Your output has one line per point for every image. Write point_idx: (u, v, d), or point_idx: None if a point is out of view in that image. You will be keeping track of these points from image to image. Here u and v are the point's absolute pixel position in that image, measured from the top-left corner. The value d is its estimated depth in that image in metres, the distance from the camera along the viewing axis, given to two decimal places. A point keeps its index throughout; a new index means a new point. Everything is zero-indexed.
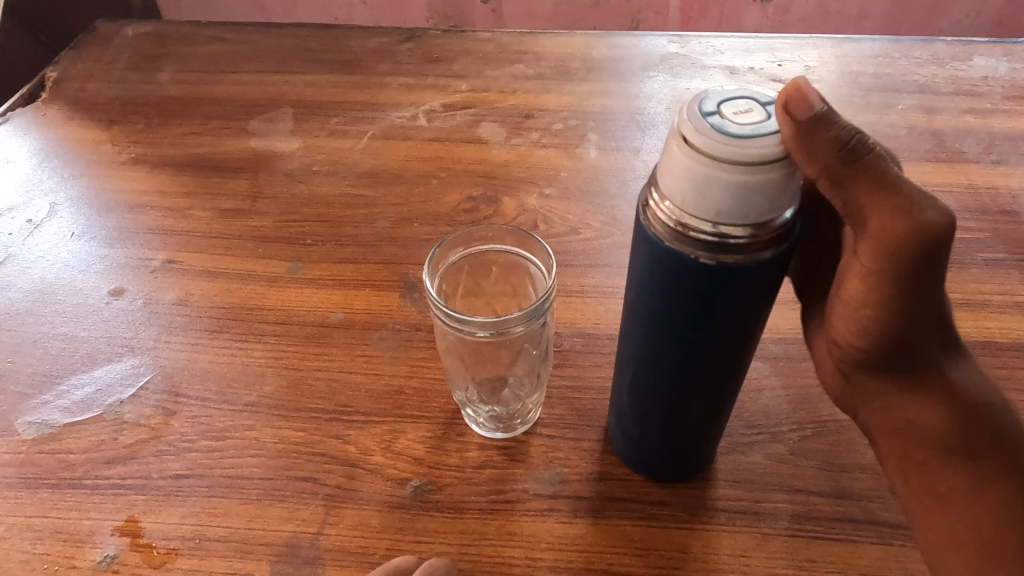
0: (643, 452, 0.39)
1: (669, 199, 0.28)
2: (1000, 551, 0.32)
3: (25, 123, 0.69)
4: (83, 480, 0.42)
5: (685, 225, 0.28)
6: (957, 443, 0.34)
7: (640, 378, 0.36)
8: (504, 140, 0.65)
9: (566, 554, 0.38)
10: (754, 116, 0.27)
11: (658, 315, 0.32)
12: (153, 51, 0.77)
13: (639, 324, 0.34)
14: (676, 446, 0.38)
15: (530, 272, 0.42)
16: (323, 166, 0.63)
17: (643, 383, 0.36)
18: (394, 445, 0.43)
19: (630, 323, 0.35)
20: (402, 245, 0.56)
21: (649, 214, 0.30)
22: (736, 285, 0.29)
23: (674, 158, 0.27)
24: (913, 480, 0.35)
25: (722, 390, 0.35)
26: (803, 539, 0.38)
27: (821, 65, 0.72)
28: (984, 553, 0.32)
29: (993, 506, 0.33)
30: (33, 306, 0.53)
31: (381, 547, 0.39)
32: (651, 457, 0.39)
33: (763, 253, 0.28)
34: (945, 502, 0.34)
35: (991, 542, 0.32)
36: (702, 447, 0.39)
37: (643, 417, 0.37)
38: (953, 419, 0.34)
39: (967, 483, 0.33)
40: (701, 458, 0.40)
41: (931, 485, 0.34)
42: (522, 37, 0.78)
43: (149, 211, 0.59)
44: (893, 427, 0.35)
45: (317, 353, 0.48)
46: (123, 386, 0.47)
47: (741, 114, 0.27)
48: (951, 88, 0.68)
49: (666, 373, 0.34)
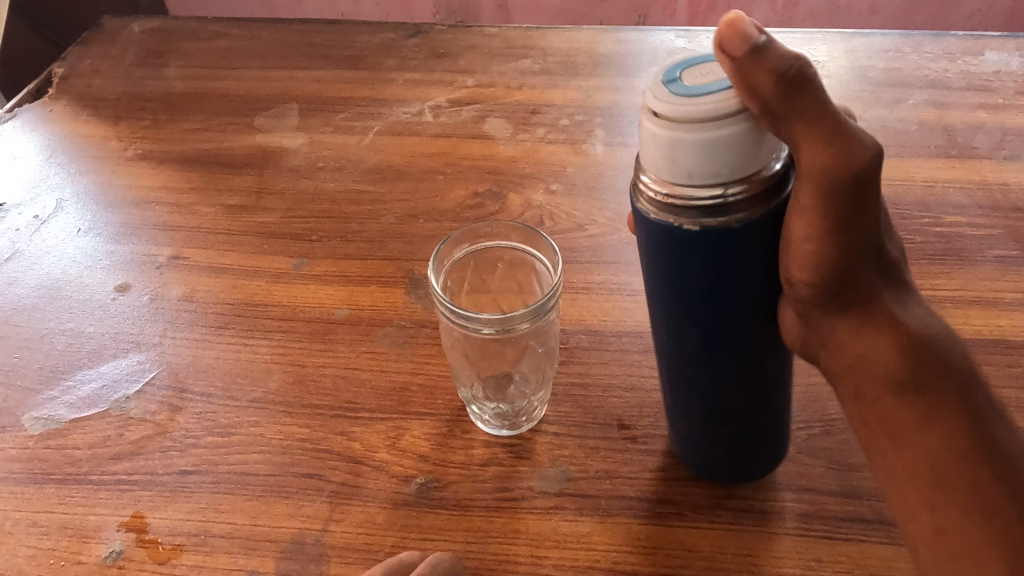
0: (698, 451, 0.39)
1: (647, 171, 0.29)
2: (950, 502, 0.29)
3: (33, 119, 0.69)
4: (89, 476, 0.42)
5: (678, 197, 0.28)
6: (907, 379, 0.30)
7: (679, 375, 0.36)
8: (510, 136, 0.65)
9: (572, 552, 0.38)
10: (715, 78, 0.28)
11: (678, 306, 0.32)
12: (159, 47, 0.77)
13: (662, 323, 0.34)
14: (734, 442, 0.37)
15: (536, 268, 0.41)
16: (328, 162, 0.63)
17: (689, 383, 0.36)
18: (400, 442, 0.43)
19: (656, 329, 0.35)
20: (407, 241, 0.56)
21: (639, 196, 0.30)
22: (739, 245, 0.29)
23: (642, 130, 0.28)
24: (868, 417, 0.32)
25: (761, 370, 0.34)
26: (811, 538, 0.38)
27: (831, 60, 0.72)
28: (936, 490, 0.29)
29: (947, 442, 0.30)
30: (40, 301, 0.53)
31: (386, 545, 0.39)
32: (709, 455, 0.38)
33: (749, 211, 0.29)
34: (898, 442, 0.31)
35: (942, 488, 0.29)
36: (762, 443, 0.38)
37: (693, 412, 0.37)
38: (904, 357, 0.30)
39: (917, 419, 0.30)
40: (762, 458, 0.38)
41: (885, 421, 0.31)
42: (529, 32, 0.77)
43: (155, 207, 0.59)
44: (845, 365, 0.32)
45: (322, 349, 0.48)
46: (129, 382, 0.47)
47: (700, 79, 0.28)
48: (963, 83, 0.67)
49: (703, 367, 0.34)
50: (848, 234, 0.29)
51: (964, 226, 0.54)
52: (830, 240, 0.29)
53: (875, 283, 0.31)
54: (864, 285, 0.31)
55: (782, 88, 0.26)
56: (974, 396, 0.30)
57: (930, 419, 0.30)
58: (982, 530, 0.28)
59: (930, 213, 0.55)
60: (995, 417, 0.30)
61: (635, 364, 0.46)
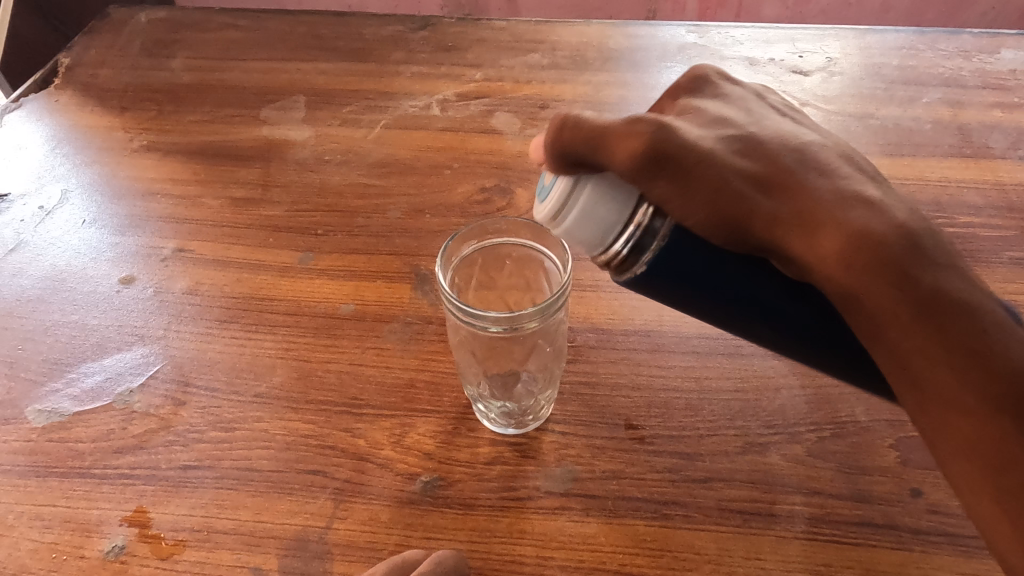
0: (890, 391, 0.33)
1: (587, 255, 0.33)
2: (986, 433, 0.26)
3: (38, 109, 0.68)
4: (92, 469, 0.42)
5: (620, 256, 0.32)
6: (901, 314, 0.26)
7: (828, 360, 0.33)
8: (518, 131, 0.64)
9: (577, 553, 0.37)
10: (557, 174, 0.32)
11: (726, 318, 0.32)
12: (165, 37, 0.77)
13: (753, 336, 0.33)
14: None
15: (545, 266, 0.41)
16: (334, 155, 0.62)
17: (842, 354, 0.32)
18: (404, 440, 0.43)
19: (758, 343, 0.34)
20: (413, 236, 0.55)
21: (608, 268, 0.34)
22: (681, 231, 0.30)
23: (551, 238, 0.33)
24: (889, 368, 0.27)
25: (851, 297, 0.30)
26: (820, 542, 0.37)
27: (844, 57, 0.71)
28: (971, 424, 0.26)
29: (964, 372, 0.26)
30: (44, 293, 0.52)
31: (390, 543, 0.38)
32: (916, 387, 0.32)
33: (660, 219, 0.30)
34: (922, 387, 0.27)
35: (975, 420, 0.26)
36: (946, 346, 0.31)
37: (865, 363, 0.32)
38: (875, 275, 0.26)
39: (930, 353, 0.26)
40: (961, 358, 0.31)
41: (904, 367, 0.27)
42: (538, 26, 0.77)
43: (160, 199, 0.59)
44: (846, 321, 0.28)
45: (327, 345, 0.48)
46: (133, 375, 0.47)
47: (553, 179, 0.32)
48: (977, 81, 0.66)
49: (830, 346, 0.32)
50: (753, 168, 0.28)
51: (978, 227, 0.53)
52: (744, 183, 0.28)
53: (798, 193, 0.28)
54: (795, 210, 0.28)
55: (571, 162, 0.30)
56: (952, 279, 0.27)
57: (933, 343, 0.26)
58: (1019, 460, 0.26)
59: (944, 213, 0.54)
60: (982, 293, 0.27)
61: (643, 364, 0.46)
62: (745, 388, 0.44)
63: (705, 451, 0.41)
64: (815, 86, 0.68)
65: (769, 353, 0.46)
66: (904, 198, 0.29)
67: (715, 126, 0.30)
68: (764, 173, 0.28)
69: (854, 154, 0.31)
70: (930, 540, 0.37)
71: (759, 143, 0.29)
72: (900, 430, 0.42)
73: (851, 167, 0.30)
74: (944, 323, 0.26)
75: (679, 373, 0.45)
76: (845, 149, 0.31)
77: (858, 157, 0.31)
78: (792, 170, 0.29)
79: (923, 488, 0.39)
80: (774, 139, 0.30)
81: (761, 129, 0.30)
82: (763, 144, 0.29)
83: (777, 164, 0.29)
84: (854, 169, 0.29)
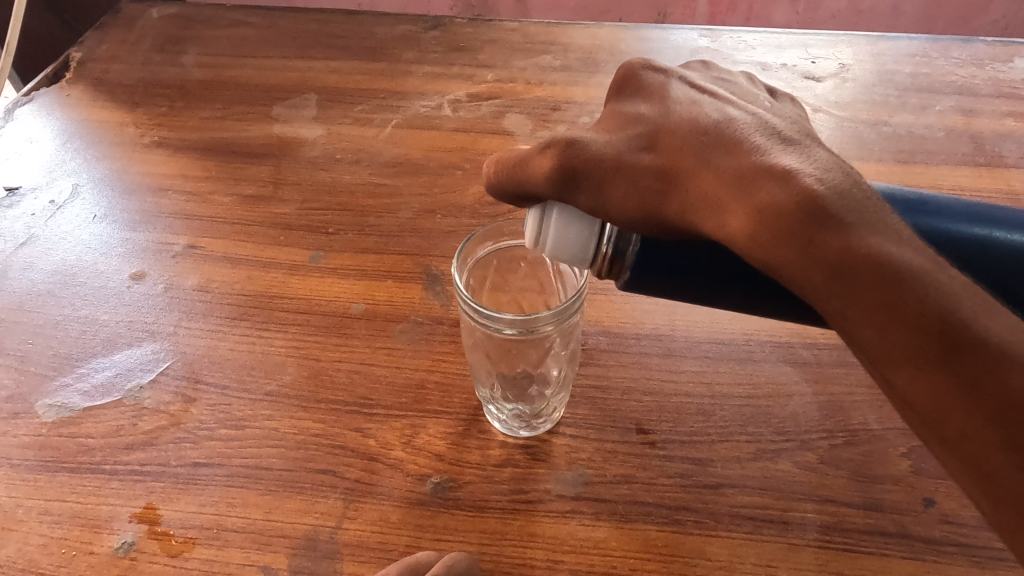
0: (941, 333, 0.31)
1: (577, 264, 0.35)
2: (940, 401, 0.24)
3: (49, 103, 0.68)
4: (102, 465, 0.42)
5: (607, 260, 0.33)
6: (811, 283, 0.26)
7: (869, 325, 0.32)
8: (530, 132, 0.64)
9: (588, 557, 0.37)
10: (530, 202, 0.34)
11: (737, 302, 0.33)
12: (177, 33, 0.77)
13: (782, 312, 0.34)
14: None
15: (559, 269, 0.41)
16: (346, 154, 0.62)
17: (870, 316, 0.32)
18: (415, 440, 0.42)
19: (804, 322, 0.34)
20: (424, 236, 0.55)
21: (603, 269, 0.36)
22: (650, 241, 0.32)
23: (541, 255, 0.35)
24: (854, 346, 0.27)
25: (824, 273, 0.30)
26: (832, 551, 0.37)
27: (856, 63, 0.71)
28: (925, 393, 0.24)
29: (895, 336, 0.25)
30: (55, 288, 0.52)
31: (400, 544, 0.38)
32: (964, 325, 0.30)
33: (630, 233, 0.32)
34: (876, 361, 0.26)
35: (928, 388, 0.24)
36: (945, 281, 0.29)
37: None
38: (776, 248, 0.26)
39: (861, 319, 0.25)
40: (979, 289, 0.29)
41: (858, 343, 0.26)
42: (550, 27, 0.76)
43: (171, 195, 0.59)
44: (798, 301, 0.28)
45: (338, 344, 0.48)
46: (143, 371, 0.47)
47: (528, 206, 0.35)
48: (991, 90, 0.66)
49: None
50: (659, 160, 0.29)
51: None
52: (651, 179, 0.29)
53: (700, 178, 0.28)
54: (700, 194, 0.28)
55: (511, 197, 0.33)
56: (869, 239, 0.25)
57: (864, 308, 0.25)
58: (990, 423, 0.24)
59: None
60: (909, 250, 0.25)
61: (654, 368, 0.46)
62: (756, 394, 0.44)
63: (717, 457, 0.41)
64: (827, 92, 0.68)
65: (781, 359, 0.46)
66: (821, 159, 0.27)
67: (628, 123, 0.31)
68: (671, 164, 0.29)
69: (780, 122, 0.30)
70: (943, 550, 0.37)
71: (668, 130, 0.30)
72: (913, 439, 0.42)
73: (767, 135, 0.29)
74: (863, 286, 0.25)
75: (691, 377, 0.45)
76: (767, 119, 0.30)
77: (786, 124, 0.30)
78: (696, 153, 0.29)
79: (936, 498, 0.39)
80: (679, 123, 0.30)
81: (674, 112, 0.30)
82: (671, 130, 0.30)
83: (681, 153, 0.29)
84: (769, 137, 0.29)
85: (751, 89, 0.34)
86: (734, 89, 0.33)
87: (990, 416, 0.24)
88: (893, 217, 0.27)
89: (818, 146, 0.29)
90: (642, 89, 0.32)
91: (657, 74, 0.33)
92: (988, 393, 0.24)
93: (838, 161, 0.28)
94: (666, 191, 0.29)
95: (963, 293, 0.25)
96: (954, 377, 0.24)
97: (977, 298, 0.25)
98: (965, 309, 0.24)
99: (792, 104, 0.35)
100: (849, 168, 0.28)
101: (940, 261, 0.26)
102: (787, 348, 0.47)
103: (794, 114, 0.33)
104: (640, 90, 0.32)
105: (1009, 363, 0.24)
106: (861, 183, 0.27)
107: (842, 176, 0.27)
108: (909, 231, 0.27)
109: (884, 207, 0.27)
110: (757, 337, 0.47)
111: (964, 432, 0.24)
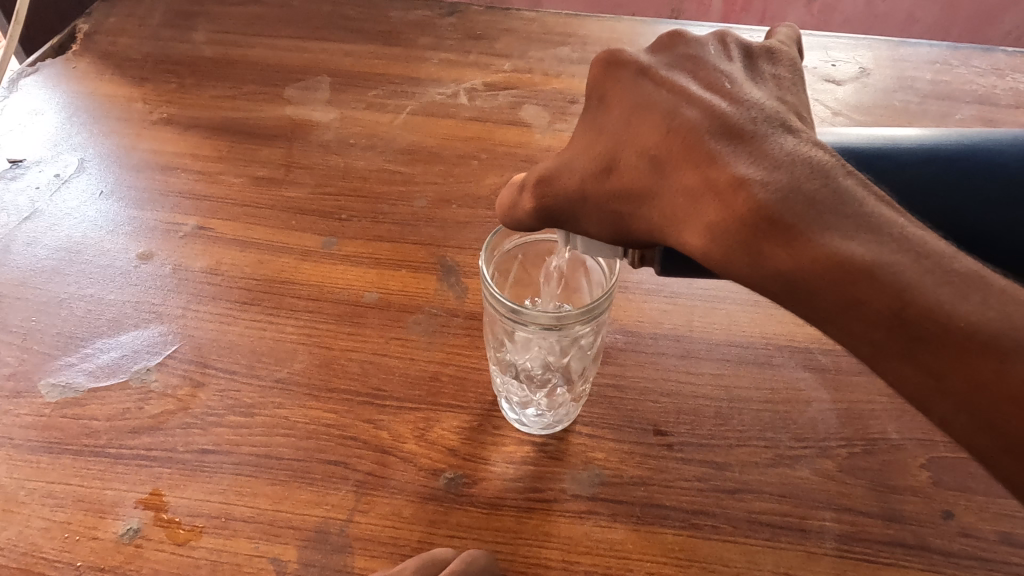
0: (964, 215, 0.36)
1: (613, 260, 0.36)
2: (917, 387, 0.25)
3: (55, 74, 0.67)
4: (107, 449, 0.41)
5: (641, 253, 0.34)
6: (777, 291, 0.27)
7: None
8: (547, 124, 0.63)
9: (604, 559, 0.37)
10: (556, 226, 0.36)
11: None
12: (188, 9, 0.75)
13: None
14: (934, 191, 0.36)
15: (585, 265, 0.40)
16: (359, 139, 0.61)
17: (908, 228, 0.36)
18: (428, 434, 0.42)
19: None
20: (439, 226, 0.54)
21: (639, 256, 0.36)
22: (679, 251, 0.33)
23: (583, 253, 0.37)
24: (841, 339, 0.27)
25: None
26: (851, 561, 0.37)
27: (876, 68, 0.70)
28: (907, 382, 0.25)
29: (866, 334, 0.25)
30: (59, 265, 0.51)
31: (412, 540, 0.38)
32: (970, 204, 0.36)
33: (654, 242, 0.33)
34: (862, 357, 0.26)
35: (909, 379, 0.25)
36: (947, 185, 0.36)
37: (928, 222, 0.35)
38: (733, 263, 0.27)
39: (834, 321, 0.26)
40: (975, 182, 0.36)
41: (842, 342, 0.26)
42: (569, 19, 0.75)
43: (181, 173, 0.58)
44: None
45: (350, 333, 0.47)
46: (149, 354, 0.45)
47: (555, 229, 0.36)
48: (1011, 100, 0.66)
49: None
50: (622, 183, 0.31)
51: None
52: (616, 204, 0.31)
53: (662, 200, 0.29)
54: (663, 213, 0.29)
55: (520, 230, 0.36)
56: (819, 238, 0.25)
57: (830, 313, 0.26)
58: (970, 406, 0.24)
59: None
60: (866, 241, 0.25)
61: (673, 369, 0.45)
62: (775, 400, 0.44)
63: (735, 461, 0.41)
64: (848, 96, 0.67)
65: (800, 365, 0.46)
66: (774, 159, 0.27)
67: (591, 144, 0.32)
68: (630, 185, 0.30)
69: (738, 111, 0.29)
70: (962, 563, 0.37)
71: (626, 147, 0.31)
72: (931, 450, 0.41)
73: (719, 137, 0.28)
74: (823, 293, 0.25)
75: (709, 380, 0.45)
76: (723, 111, 0.29)
77: (746, 112, 0.29)
78: (653, 171, 0.30)
79: (956, 511, 0.39)
80: (638, 141, 0.30)
81: (631, 123, 0.31)
82: (629, 146, 0.30)
83: (639, 173, 0.30)
84: (720, 137, 0.28)
85: (723, 63, 0.32)
86: (698, 67, 0.32)
87: (963, 400, 0.24)
88: (853, 203, 0.26)
89: (776, 136, 0.28)
90: (600, 93, 0.32)
91: (615, 65, 0.32)
92: (961, 380, 0.24)
93: (793, 152, 0.27)
94: (637, 213, 0.31)
95: (927, 277, 0.24)
96: (924, 368, 0.24)
97: (945, 279, 0.24)
98: (928, 296, 0.24)
99: (769, 67, 0.33)
100: (805, 158, 0.27)
101: (908, 243, 0.25)
102: (806, 354, 0.46)
103: (765, 91, 0.31)
104: (598, 94, 0.32)
105: (980, 347, 0.23)
106: (816, 176, 0.27)
107: (794, 174, 0.27)
108: (877, 215, 0.26)
109: (844, 193, 0.26)
110: (775, 341, 0.47)
111: (947, 417, 0.25)
